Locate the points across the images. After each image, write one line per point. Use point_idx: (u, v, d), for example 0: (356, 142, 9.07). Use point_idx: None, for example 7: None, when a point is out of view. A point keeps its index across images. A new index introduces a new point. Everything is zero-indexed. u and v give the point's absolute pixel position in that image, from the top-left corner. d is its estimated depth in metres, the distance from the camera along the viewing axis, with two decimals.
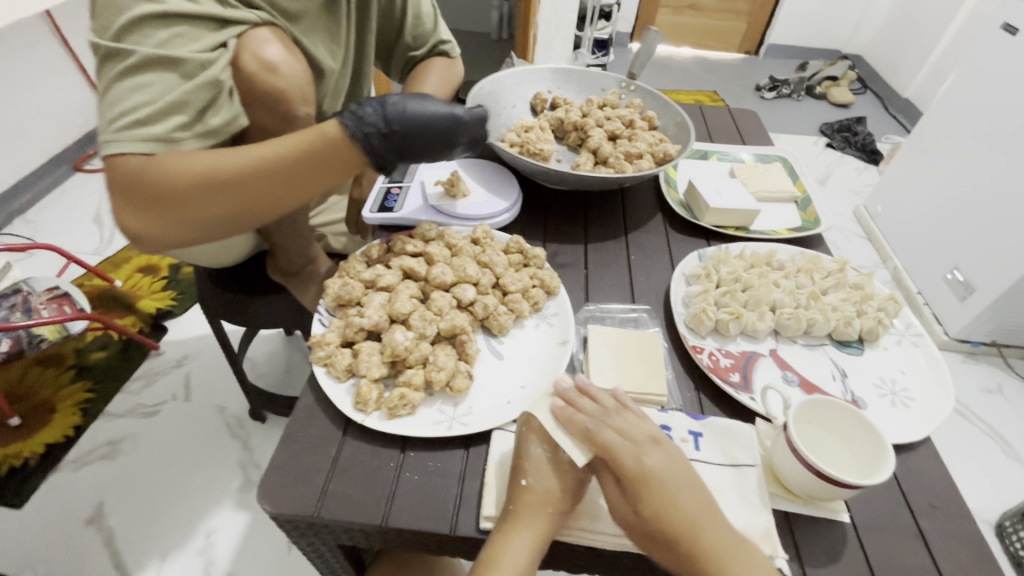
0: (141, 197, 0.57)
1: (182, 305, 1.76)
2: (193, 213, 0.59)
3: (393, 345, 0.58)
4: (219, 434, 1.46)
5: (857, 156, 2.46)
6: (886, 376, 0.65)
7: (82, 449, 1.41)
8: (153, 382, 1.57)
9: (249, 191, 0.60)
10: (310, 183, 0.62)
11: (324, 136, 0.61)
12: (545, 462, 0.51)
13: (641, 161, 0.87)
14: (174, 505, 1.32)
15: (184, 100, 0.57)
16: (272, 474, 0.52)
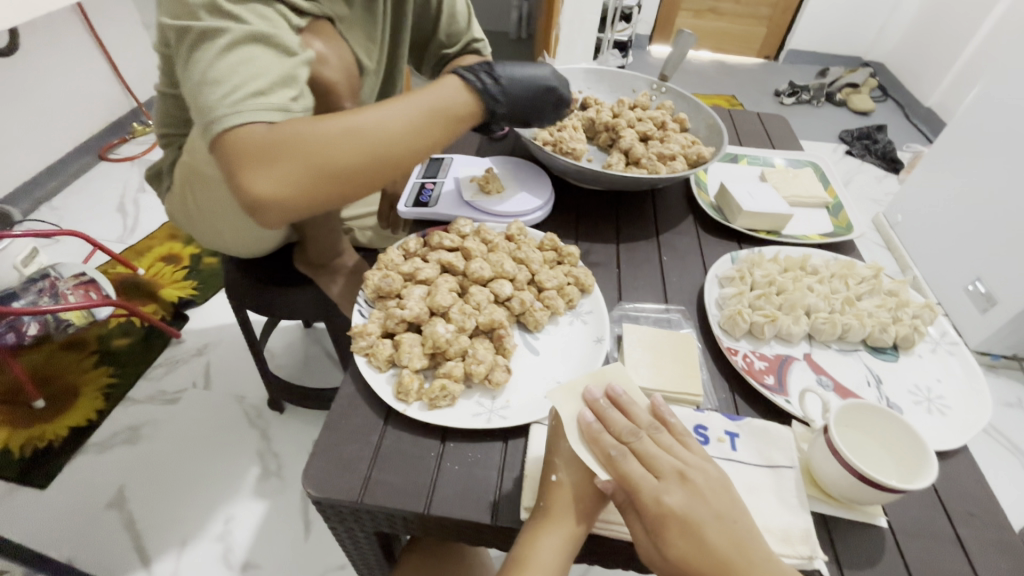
0: (281, 158, 0.59)
1: (203, 294, 1.79)
2: (333, 167, 0.61)
3: (435, 337, 0.59)
4: (238, 423, 1.48)
5: (877, 164, 2.44)
6: (921, 384, 0.65)
7: (105, 433, 1.43)
8: (174, 369, 1.59)
9: (386, 138, 0.64)
10: (436, 130, 0.69)
11: (442, 88, 0.70)
12: (573, 458, 0.51)
13: (674, 163, 0.87)
14: (194, 491, 1.34)
15: (293, 75, 0.62)
16: (316, 460, 0.53)
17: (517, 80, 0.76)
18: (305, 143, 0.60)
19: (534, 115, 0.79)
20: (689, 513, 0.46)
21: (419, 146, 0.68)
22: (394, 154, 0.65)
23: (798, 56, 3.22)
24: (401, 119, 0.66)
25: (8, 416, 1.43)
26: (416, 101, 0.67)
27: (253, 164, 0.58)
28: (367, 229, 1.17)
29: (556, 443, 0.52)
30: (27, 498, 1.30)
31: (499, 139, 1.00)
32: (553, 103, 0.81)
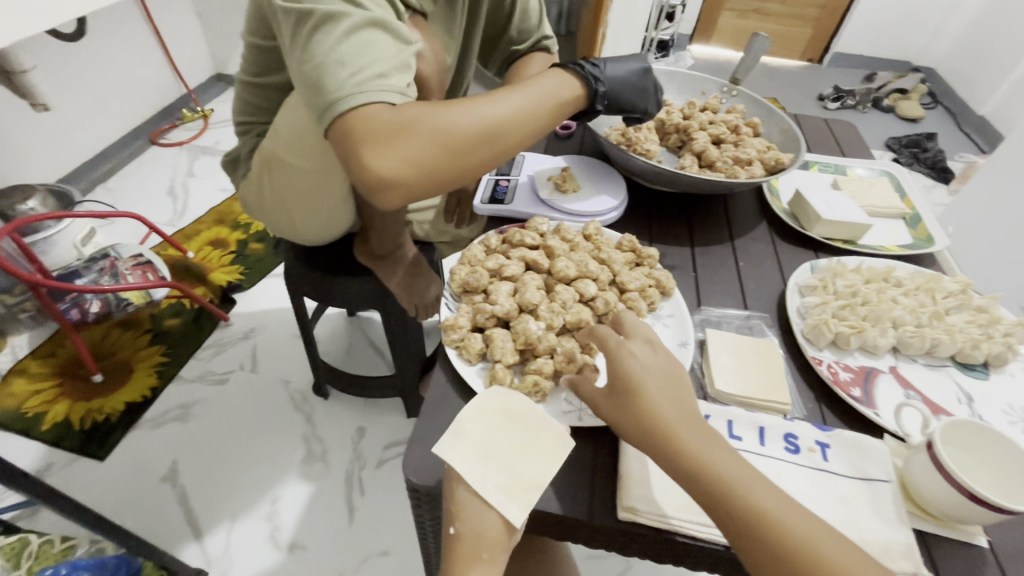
0: (407, 138, 0.60)
1: (250, 279, 1.83)
2: (453, 149, 0.63)
3: (527, 334, 0.60)
4: (284, 406, 1.52)
5: (927, 174, 2.37)
6: (1015, 404, 0.63)
7: (158, 410, 1.48)
8: (222, 351, 1.64)
9: (501, 123, 0.66)
10: (543, 117, 0.71)
11: (547, 80, 0.73)
12: (472, 502, 0.48)
13: (752, 168, 0.87)
14: (242, 470, 1.38)
15: (407, 62, 0.64)
16: (413, 448, 0.54)
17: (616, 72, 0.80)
18: (429, 124, 0.61)
19: (637, 102, 0.82)
20: (633, 381, 0.52)
21: (528, 133, 0.70)
22: (507, 138, 0.67)
23: (843, 60, 3.14)
24: (513, 106, 0.68)
25: (68, 388, 1.49)
26: (525, 90, 0.70)
27: (380, 143, 0.59)
28: (425, 222, 1.18)
29: (452, 491, 0.48)
30: (86, 468, 1.35)
31: (566, 137, 1.00)
32: (653, 93, 0.84)
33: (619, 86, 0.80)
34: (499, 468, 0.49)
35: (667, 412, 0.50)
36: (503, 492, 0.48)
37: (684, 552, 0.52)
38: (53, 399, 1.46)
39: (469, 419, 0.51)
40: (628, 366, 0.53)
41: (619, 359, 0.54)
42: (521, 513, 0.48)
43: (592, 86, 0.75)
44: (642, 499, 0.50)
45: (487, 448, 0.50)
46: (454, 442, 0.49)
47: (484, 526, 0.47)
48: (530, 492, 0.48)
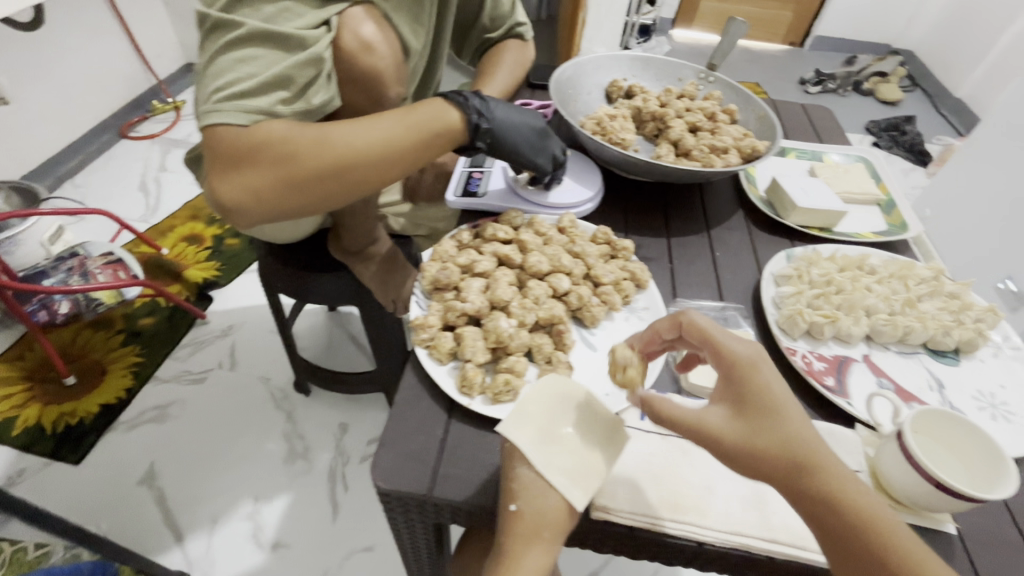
0: (253, 161, 0.61)
1: (227, 275, 1.79)
2: (298, 177, 0.63)
3: (498, 332, 0.58)
4: (264, 405, 1.49)
5: (905, 157, 2.38)
6: (984, 389, 0.64)
7: (133, 411, 1.45)
8: (200, 349, 1.60)
9: (353, 156, 0.64)
10: (410, 150, 0.67)
11: (426, 109, 0.68)
12: (535, 484, 0.46)
13: (727, 156, 0.85)
14: (224, 469, 1.36)
15: (287, 75, 0.61)
16: (383, 451, 0.53)
17: (508, 113, 0.75)
18: (276, 148, 0.61)
19: (529, 153, 0.76)
20: (774, 402, 0.43)
21: (389, 167, 0.67)
22: (361, 172, 0.65)
23: (825, 43, 3.13)
24: (374, 136, 0.65)
25: (40, 392, 1.44)
26: (393, 119, 0.66)
27: (228, 166, 0.62)
28: (400, 216, 1.16)
29: (512, 468, 0.47)
30: (61, 472, 1.32)
31: None
32: (548, 146, 0.78)
33: (505, 129, 0.74)
34: (561, 451, 0.47)
35: (805, 431, 0.43)
36: (569, 476, 0.46)
37: (657, 549, 0.52)
38: (24, 403, 1.42)
39: (533, 401, 0.49)
40: (754, 373, 0.45)
41: (749, 363, 0.45)
42: (584, 497, 0.45)
43: (468, 116, 0.70)
44: (616, 498, 0.50)
45: (547, 432, 0.48)
46: (516, 424, 0.48)
47: (547, 508, 0.45)
48: (592, 478, 0.46)
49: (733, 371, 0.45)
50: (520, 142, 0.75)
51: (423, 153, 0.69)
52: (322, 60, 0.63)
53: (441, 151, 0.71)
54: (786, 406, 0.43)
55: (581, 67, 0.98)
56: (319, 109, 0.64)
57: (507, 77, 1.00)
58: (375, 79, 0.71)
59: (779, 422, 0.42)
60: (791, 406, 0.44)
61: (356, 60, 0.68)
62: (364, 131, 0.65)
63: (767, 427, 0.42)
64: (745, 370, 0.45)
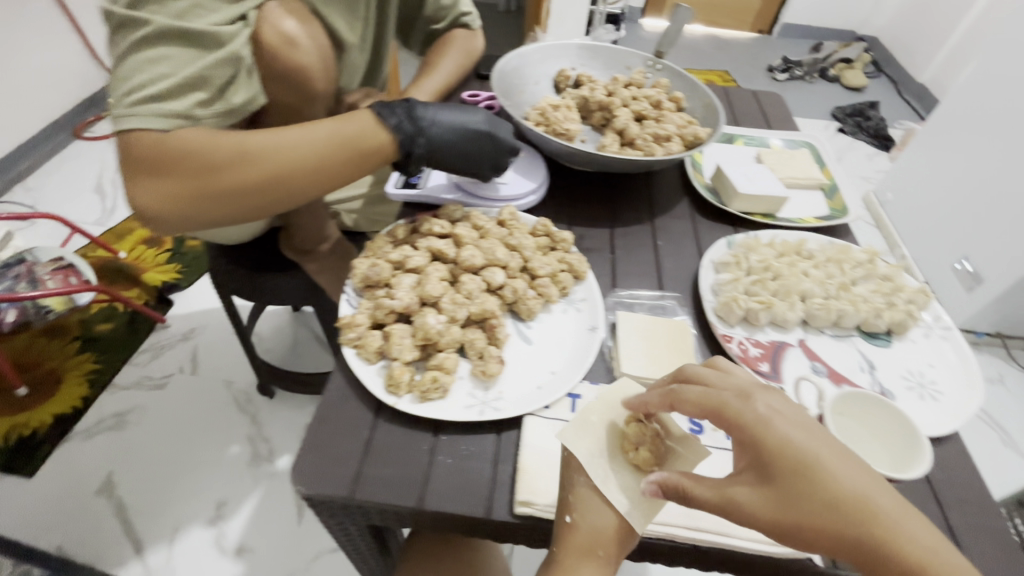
0: (172, 170, 0.58)
1: (188, 278, 1.74)
2: (222, 188, 0.60)
3: (425, 328, 0.57)
4: (227, 409, 1.46)
5: (868, 142, 2.41)
6: (914, 369, 0.65)
7: (90, 420, 1.41)
8: (160, 354, 1.56)
9: (281, 169, 0.61)
10: (342, 163, 0.65)
11: (357, 120, 0.66)
12: (596, 500, 0.48)
13: (670, 144, 0.85)
14: (185, 476, 1.33)
15: (202, 76, 0.58)
16: (305, 455, 0.52)
17: (444, 120, 0.71)
18: (195, 157, 0.58)
19: (474, 161, 0.73)
20: (807, 459, 0.42)
21: (320, 181, 0.65)
22: (289, 185, 0.63)
23: (791, 31, 3.16)
24: (303, 148, 0.62)
25: None
26: (323, 131, 0.64)
27: (143, 173, 0.58)
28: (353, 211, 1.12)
29: (569, 478, 0.50)
30: (13, 486, 1.28)
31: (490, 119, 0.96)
32: (494, 149, 0.74)
33: (439, 143, 0.70)
34: (620, 468, 0.50)
35: (837, 486, 0.42)
36: (628, 495, 0.48)
37: None
38: None
39: (595, 414, 0.53)
40: (764, 433, 0.44)
41: (753, 423, 0.44)
42: (644, 520, 0.47)
43: (397, 137, 0.67)
44: (539, 492, 0.50)
45: (606, 448, 0.51)
46: (577, 435, 0.51)
47: (602, 525, 0.47)
48: (654, 498, 0.48)
49: (742, 434, 0.44)
50: (461, 152, 0.72)
51: (356, 170, 0.67)
52: (241, 58, 0.59)
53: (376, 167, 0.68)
54: (809, 463, 0.42)
55: (527, 56, 0.97)
56: (241, 109, 0.61)
57: (454, 68, 0.99)
58: (300, 74, 0.68)
59: (809, 482, 0.42)
60: (818, 459, 0.43)
61: (279, 55, 0.65)
62: (295, 146, 0.62)
63: (800, 493, 0.42)
64: (758, 430, 0.44)
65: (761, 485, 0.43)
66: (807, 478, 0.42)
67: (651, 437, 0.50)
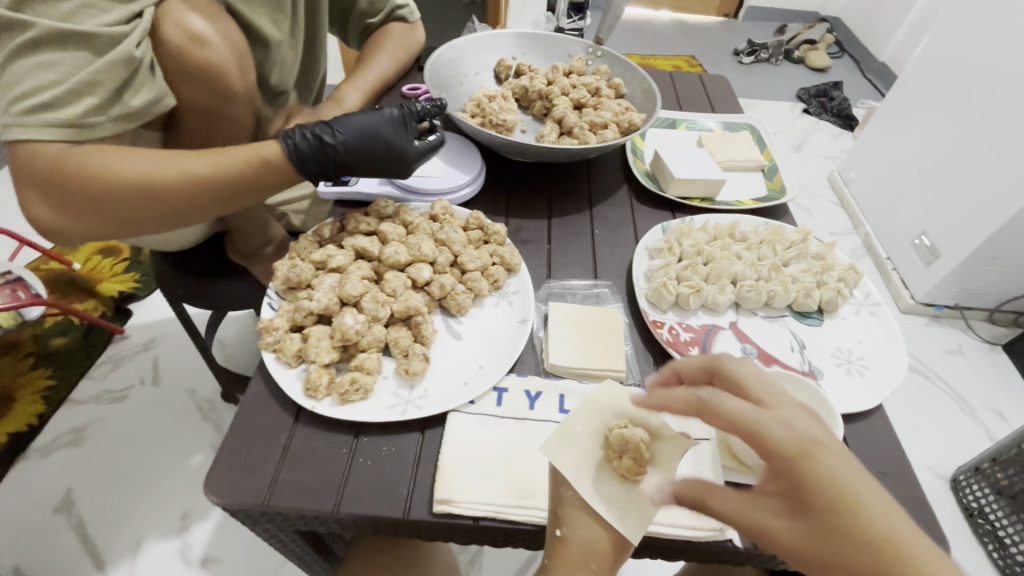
0: (64, 194, 0.57)
1: (148, 286, 1.53)
2: (118, 213, 0.60)
3: (343, 329, 0.56)
4: (190, 417, 1.31)
5: (832, 122, 2.26)
6: (843, 346, 0.66)
7: (46, 438, 1.24)
8: (119, 365, 1.38)
9: (178, 200, 0.62)
10: (244, 194, 0.65)
11: (262, 154, 0.64)
12: (585, 513, 0.47)
13: (605, 131, 0.84)
14: (147, 490, 1.19)
15: (96, 80, 0.56)
16: (220, 463, 0.50)
17: (351, 137, 0.68)
18: (89, 185, 0.57)
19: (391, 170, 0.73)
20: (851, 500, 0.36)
21: (221, 207, 0.65)
22: (188, 212, 0.64)
23: (756, 14, 3.16)
24: (201, 181, 0.62)
25: None
26: (226, 163, 0.62)
27: (39, 191, 0.57)
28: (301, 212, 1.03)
29: (558, 493, 0.48)
30: None
31: None
32: (409, 155, 0.72)
33: (352, 163, 0.69)
34: (608, 478, 0.48)
35: (879, 528, 0.35)
36: (617, 505, 0.47)
37: (511, 537, 0.51)
38: None
39: (579, 423, 0.51)
40: (804, 460, 0.37)
41: (794, 447, 0.37)
42: (636, 530, 0.46)
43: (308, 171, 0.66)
44: (459, 489, 0.49)
45: (593, 459, 0.49)
46: (562, 446, 0.49)
47: (593, 538, 0.46)
48: (644, 507, 0.47)
49: (783, 461, 0.37)
50: (375, 167, 0.71)
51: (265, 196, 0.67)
52: (136, 60, 0.58)
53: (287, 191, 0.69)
54: (854, 499, 0.36)
55: (463, 47, 0.95)
56: (141, 111, 0.60)
57: (391, 61, 0.97)
58: (212, 73, 0.67)
59: (850, 524, 0.35)
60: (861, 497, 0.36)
61: (186, 54, 0.64)
62: (200, 177, 0.61)
63: (830, 533, 0.35)
64: (800, 458, 0.37)
65: (792, 516, 0.37)
66: (845, 516, 0.35)
67: (639, 441, 0.48)
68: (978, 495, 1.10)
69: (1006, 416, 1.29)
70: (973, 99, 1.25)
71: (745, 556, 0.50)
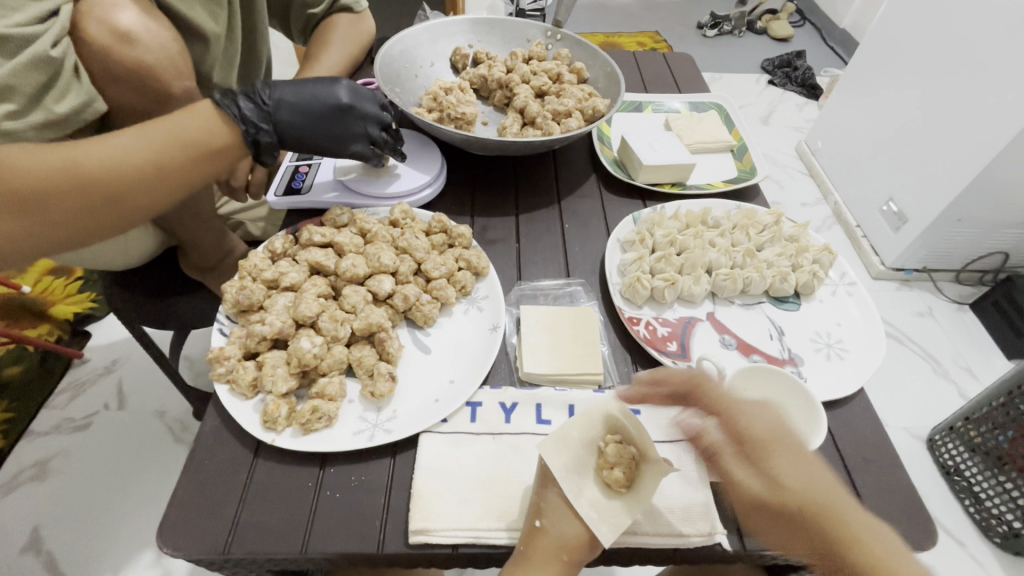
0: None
1: (106, 307, 1.31)
2: (47, 210, 0.50)
3: (299, 354, 0.52)
4: (159, 442, 1.12)
5: (798, 92, 2.25)
6: (821, 330, 0.64)
7: (4, 474, 1.06)
8: (82, 391, 1.18)
9: (108, 180, 0.52)
10: (183, 170, 0.57)
11: (199, 116, 0.57)
12: (563, 505, 0.45)
13: (569, 120, 0.81)
14: (129, 513, 1.02)
15: (8, 85, 0.49)
16: (173, 510, 0.47)
17: (290, 101, 0.63)
18: (10, 179, 0.48)
19: (336, 139, 0.67)
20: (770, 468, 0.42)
21: (168, 189, 0.57)
22: (121, 202, 0.54)
23: None
24: (138, 154, 0.54)
25: None
26: (162, 130, 0.55)
27: None
28: (259, 220, 0.93)
29: (541, 489, 0.46)
30: None
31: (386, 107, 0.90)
32: (356, 124, 0.67)
33: (291, 118, 0.63)
34: (596, 483, 0.46)
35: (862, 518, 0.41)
36: (596, 508, 0.45)
37: (495, 560, 0.49)
38: None
39: (574, 428, 0.47)
40: (772, 473, 0.42)
41: (771, 447, 0.43)
42: (611, 534, 0.44)
43: (242, 129, 0.59)
44: (436, 516, 0.46)
45: (581, 464, 0.46)
46: (555, 447, 0.46)
47: (570, 533, 0.44)
48: (622, 514, 0.44)
49: (784, 463, 0.42)
50: (319, 133, 0.65)
51: (209, 172, 0.59)
52: (55, 60, 0.51)
53: (229, 165, 0.61)
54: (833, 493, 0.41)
55: (416, 37, 0.90)
56: (70, 117, 0.54)
57: (341, 55, 0.91)
58: (144, 75, 0.61)
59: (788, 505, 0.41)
60: (842, 490, 0.42)
61: (114, 55, 0.58)
62: (131, 156, 0.53)
63: (815, 529, 0.40)
64: (790, 453, 0.43)
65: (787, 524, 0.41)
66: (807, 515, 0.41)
67: (629, 457, 0.45)
68: (953, 454, 1.11)
69: (975, 374, 1.32)
70: (935, 61, 1.24)
71: (737, 558, 0.49)
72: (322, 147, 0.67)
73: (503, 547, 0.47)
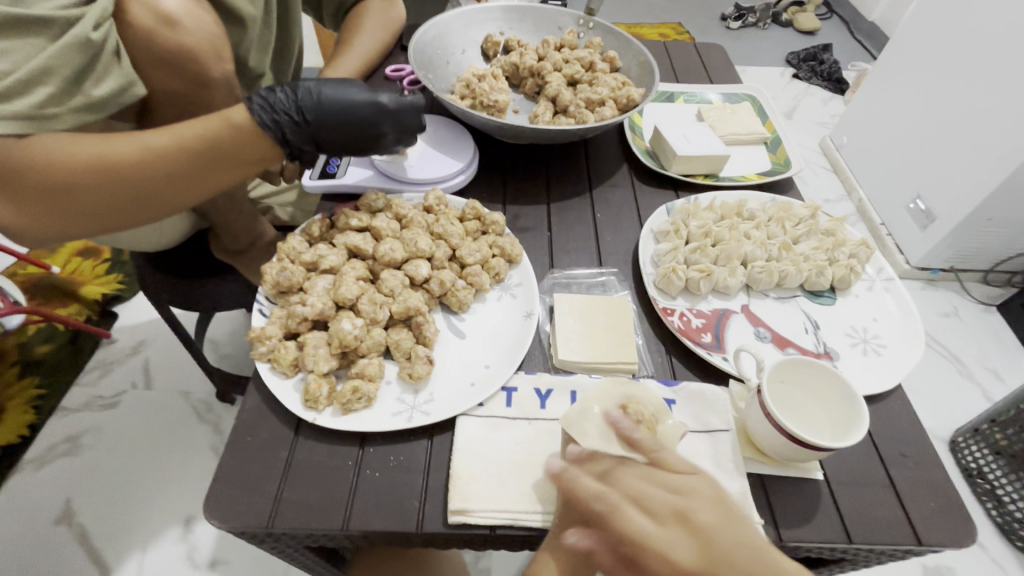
0: (9, 187, 0.49)
1: (133, 287, 1.33)
2: (71, 200, 0.52)
3: (340, 335, 0.53)
4: (185, 421, 1.14)
5: (824, 87, 2.21)
6: (858, 325, 0.64)
7: (37, 448, 1.08)
8: (111, 370, 1.21)
9: (145, 176, 0.53)
10: (214, 169, 0.56)
11: (230, 124, 0.55)
12: None
13: (602, 108, 0.80)
14: (157, 488, 1.05)
15: (48, 68, 0.48)
16: (218, 486, 0.48)
17: (323, 105, 0.59)
18: (46, 173, 0.50)
19: (362, 145, 0.63)
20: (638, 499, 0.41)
21: (189, 187, 0.56)
22: (160, 194, 0.55)
23: None
24: (171, 153, 0.54)
25: None
26: (192, 133, 0.54)
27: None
28: (288, 205, 0.93)
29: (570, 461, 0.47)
30: None
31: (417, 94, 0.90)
32: (380, 131, 0.63)
33: (329, 125, 0.60)
34: None
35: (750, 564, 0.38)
36: None
37: (530, 543, 0.49)
38: None
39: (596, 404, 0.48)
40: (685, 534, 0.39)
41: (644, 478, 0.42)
42: None
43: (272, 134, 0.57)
44: (474, 498, 0.47)
45: None
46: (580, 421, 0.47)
47: None
48: None
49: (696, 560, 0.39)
50: (348, 141, 0.62)
51: (241, 171, 0.59)
52: (95, 44, 0.51)
53: (259, 164, 0.59)
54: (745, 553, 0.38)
55: (448, 23, 0.90)
56: (106, 101, 0.53)
57: (373, 41, 0.91)
58: (186, 58, 0.61)
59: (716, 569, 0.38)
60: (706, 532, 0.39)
61: (159, 38, 0.59)
62: (166, 154, 0.54)
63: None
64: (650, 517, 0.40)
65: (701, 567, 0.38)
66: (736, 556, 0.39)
67: (651, 415, 0.47)
68: (977, 456, 1.09)
69: (1001, 375, 1.29)
70: (970, 55, 1.21)
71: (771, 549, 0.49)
72: (348, 150, 0.63)
73: (538, 530, 0.47)
